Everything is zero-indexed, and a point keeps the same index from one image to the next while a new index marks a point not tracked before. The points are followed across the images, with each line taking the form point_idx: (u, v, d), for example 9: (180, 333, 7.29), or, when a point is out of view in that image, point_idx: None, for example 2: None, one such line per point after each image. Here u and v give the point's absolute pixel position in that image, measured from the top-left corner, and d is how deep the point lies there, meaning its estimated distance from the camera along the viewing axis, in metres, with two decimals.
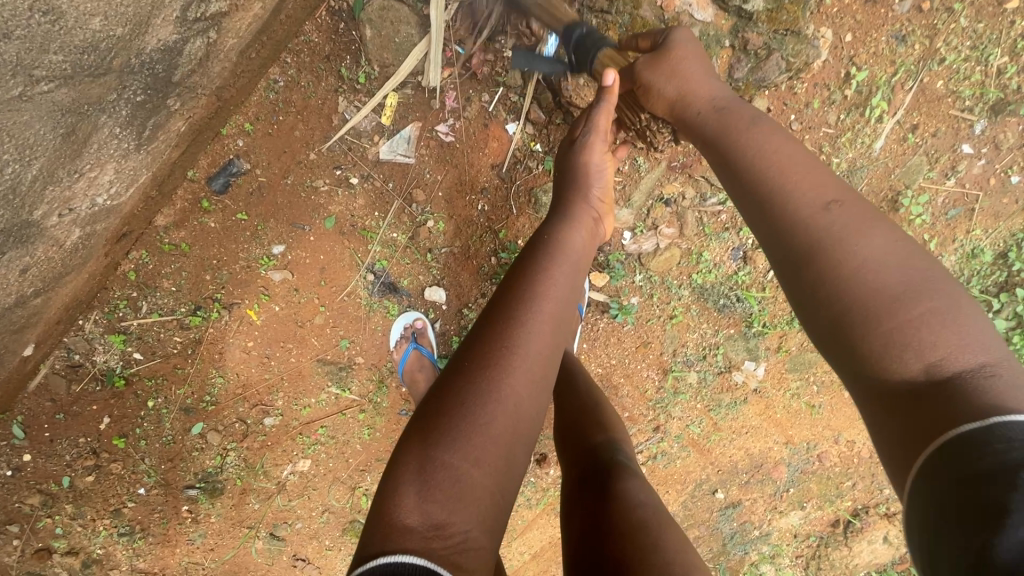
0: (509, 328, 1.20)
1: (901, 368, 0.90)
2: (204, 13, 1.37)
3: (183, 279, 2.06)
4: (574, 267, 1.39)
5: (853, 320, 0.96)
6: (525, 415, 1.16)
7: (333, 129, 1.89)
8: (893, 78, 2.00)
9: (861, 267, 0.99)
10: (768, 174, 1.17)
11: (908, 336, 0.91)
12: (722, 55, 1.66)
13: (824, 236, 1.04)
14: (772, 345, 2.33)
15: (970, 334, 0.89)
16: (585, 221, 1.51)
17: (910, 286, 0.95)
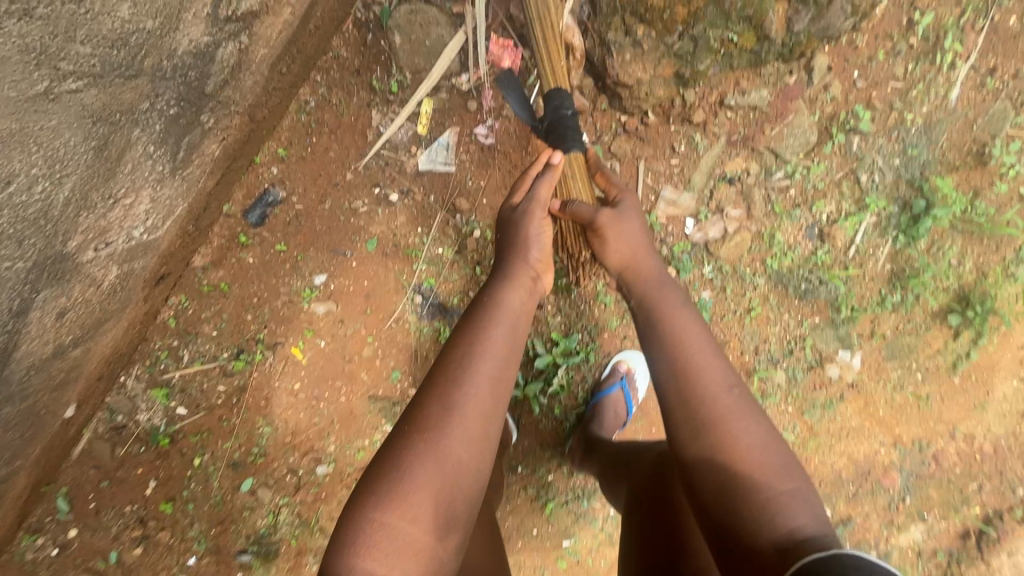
0: (445, 402, 1.09)
1: (759, 534, 1.01)
2: (235, 12, 1.13)
3: (225, 322, 1.96)
4: (512, 322, 1.23)
5: (726, 485, 1.07)
6: (455, 484, 1.05)
7: (368, 145, 1.81)
8: (961, 19, 1.83)
9: (735, 455, 1.09)
10: (678, 351, 1.21)
11: (754, 506, 1.04)
12: (779, 9, 1.51)
13: (711, 421, 1.13)
14: (865, 331, 2.13)
15: (797, 507, 1.03)
16: (524, 281, 1.32)
17: (765, 463, 1.08)
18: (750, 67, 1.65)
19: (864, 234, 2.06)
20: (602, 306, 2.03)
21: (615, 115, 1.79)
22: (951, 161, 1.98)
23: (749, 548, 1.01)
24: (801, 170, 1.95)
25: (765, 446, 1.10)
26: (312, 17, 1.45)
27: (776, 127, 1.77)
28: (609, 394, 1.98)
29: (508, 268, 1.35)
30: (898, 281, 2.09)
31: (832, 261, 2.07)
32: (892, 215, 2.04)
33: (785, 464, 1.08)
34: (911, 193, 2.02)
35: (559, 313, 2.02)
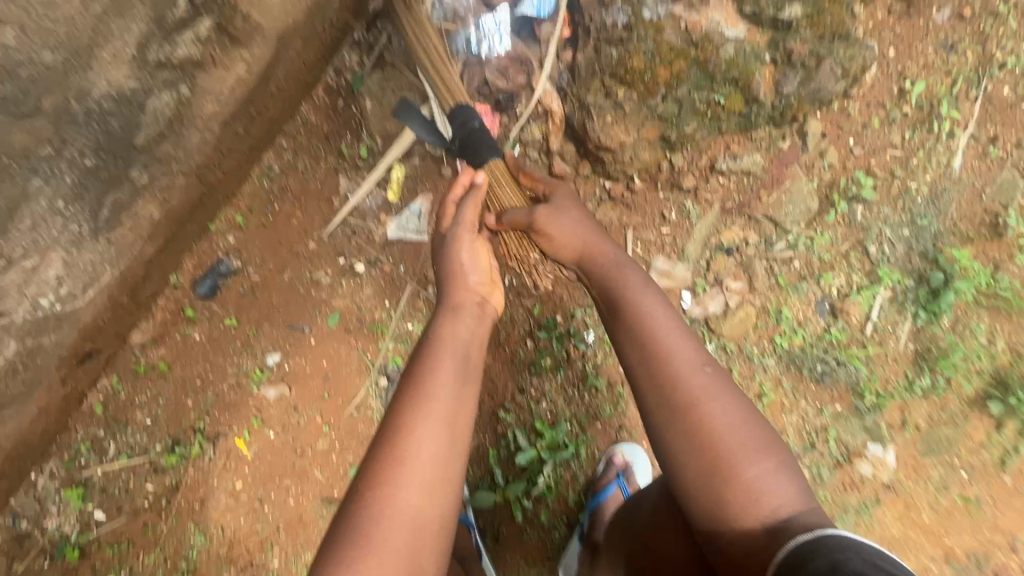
0: (383, 459, 0.82)
1: (747, 520, 0.88)
2: (167, 58, 1.02)
3: (161, 408, 1.71)
4: (473, 351, 0.97)
5: (711, 483, 0.91)
6: (421, 552, 0.78)
7: (334, 212, 1.68)
8: (954, 88, 1.77)
9: (721, 451, 0.91)
10: (646, 346, 0.99)
11: (746, 501, 0.89)
12: (764, 72, 1.45)
13: (685, 410, 0.94)
14: (895, 421, 1.86)
15: (782, 487, 0.90)
16: (473, 306, 1.05)
17: (750, 444, 0.92)
18: (741, 132, 1.56)
19: (879, 310, 1.87)
20: (593, 391, 1.77)
21: (599, 181, 1.66)
22: (964, 232, 1.84)
23: (744, 546, 0.88)
24: (804, 240, 1.80)
25: (743, 424, 0.93)
26: (273, 77, 1.38)
27: (773, 194, 1.65)
28: (607, 495, 1.65)
29: (446, 298, 1.06)
30: (924, 362, 1.87)
31: (848, 339, 1.86)
32: (909, 288, 1.86)
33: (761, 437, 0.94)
34: (926, 265, 1.85)
35: (544, 399, 1.77)
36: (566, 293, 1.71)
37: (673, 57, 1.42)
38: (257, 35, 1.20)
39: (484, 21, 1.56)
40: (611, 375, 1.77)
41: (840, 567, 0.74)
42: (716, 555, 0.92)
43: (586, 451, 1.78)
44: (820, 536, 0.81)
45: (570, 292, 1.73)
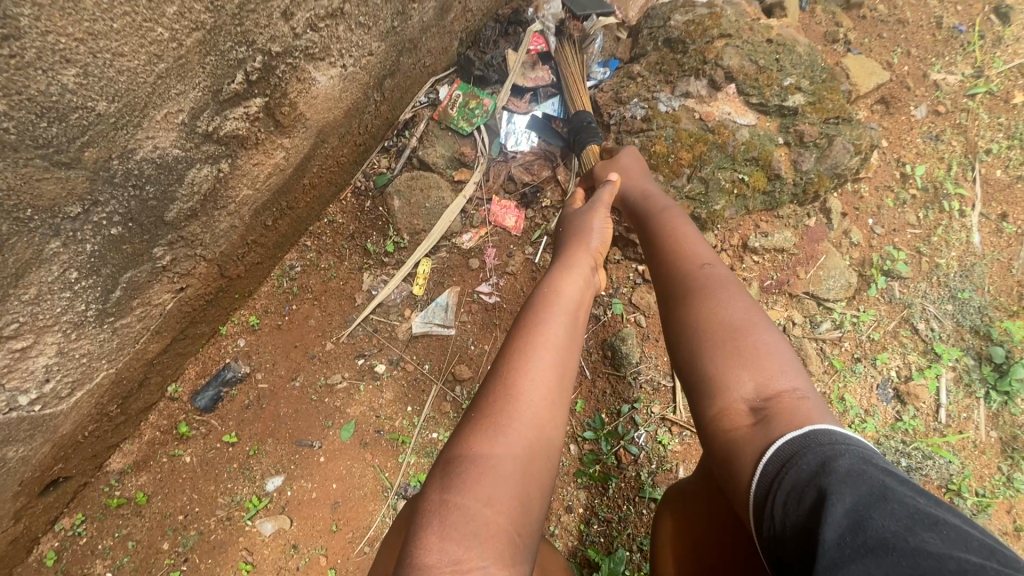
0: (497, 388, 0.82)
1: (729, 398, 0.76)
2: (215, 130, 1.02)
3: (127, 556, 1.38)
4: (572, 313, 0.96)
5: (696, 360, 0.83)
6: (530, 493, 0.74)
7: (356, 310, 1.59)
8: (950, 172, 1.88)
9: (713, 324, 0.84)
10: (661, 257, 1.05)
11: (733, 379, 0.78)
12: (780, 153, 1.52)
13: (684, 295, 0.93)
14: (1009, 526, 1.58)
15: (782, 372, 0.77)
16: (582, 266, 1.09)
17: (748, 324, 0.83)
18: (767, 210, 1.58)
19: (948, 393, 1.70)
20: (652, 507, 1.47)
21: (631, 265, 1.65)
22: (1007, 305, 1.77)
23: (731, 437, 0.74)
24: (849, 319, 1.71)
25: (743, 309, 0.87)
26: (307, 170, 1.40)
27: (810, 269, 1.61)
28: None
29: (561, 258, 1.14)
30: (1016, 451, 1.65)
31: (925, 428, 1.66)
32: (971, 367, 1.73)
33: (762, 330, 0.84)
34: (980, 341, 1.75)
35: (595, 519, 1.48)
36: (608, 385, 1.56)
37: (692, 141, 1.49)
38: (299, 124, 1.24)
39: (514, 121, 1.75)
40: (671, 485, 1.48)
41: (829, 464, 0.61)
42: (714, 462, 0.77)
43: None
44: (805, 429, 0.68)
45: (612, 385, 1.57)
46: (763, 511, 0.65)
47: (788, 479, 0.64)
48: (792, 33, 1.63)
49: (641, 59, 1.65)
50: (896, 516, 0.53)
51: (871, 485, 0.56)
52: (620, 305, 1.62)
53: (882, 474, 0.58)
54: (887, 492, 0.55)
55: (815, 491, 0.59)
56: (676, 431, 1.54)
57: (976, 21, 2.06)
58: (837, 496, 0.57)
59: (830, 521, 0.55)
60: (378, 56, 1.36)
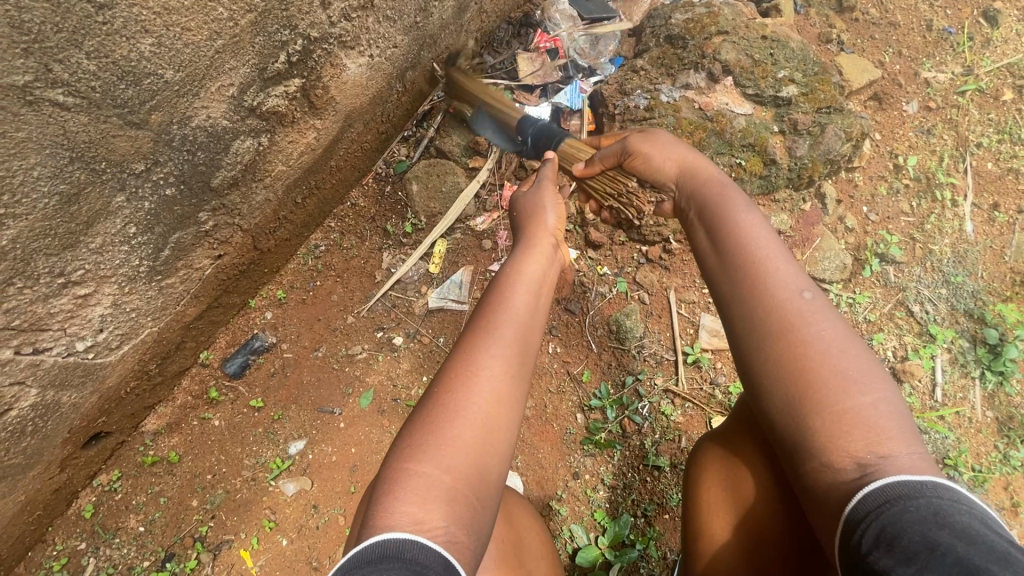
0: (459, 367, 0.90)
1: (838, 455, 0.72)
2: (258, 105, 1.15)
3: (160, 511, 1.46)
4: (535, 294, 1.05)
5: (797, 406, 0.78)
6: (486, 458, 0.84)
7: (375, 286, 1.69)
8: (942, 163, 1.96)
9: (813, 371, 0.77)
10: (737, 269, 0.92)
11: (843, 434, 0.73)
12: (776, 140, 1.62)
13: (776, 329, 0.83)
14: (1005, 500, 1.62)
15: (896, 425, 0.73)
16: (545, 246, 1.16)
17: (857, 371, 0.77)
18: (764, 194, 1.68)
19: (943, 373, 1.75)
20: (656, 475, 1.54)
21: (635, 247, 1.75)
22: (1000, 291, 1.83)
23: (834, 487, 0.72)
24: (846, 300, 1.78)
25: (845, 349, 0.79)
26: (334, 153, 1.52)
27: (807, 251, 1.71)
28: None
29: (524, 237, 1.20)
30: (1011, 429, 1.70)
31: (921, 406, 1.72)
32: (966, 349, 1.78)
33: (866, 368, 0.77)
34: (974, 324, 1.80)
35: (601, 485, 1.55)
36: (613, 358, 1.64)
37: (693, 128, 1.59)
38: (330, 107, 1.36)
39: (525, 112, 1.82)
40: (673, 454, 1.55)
41: (942, 515, 0.60)
42: (801, 480, 0.78)
43: (656, 552, 1.48)
44: (923, 478, 0.65)
45: (617, 358, 1.65)
46: (852, 532, 0.67)
47: (887, 514, 0.64)
48: (786, 31, 1.74)
49: (644, 54, 1.77)
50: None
51: (993, 547, 0.56)
52: (625, 283, 1.71)
53: (1007, 542, 0.57)
54: (1012, 558, 0.54)
55: (923, 539, 0.59)
56: (679, 403, 1.61)
57: (965, 24, 2.16)
58: (948, 546, 0.57)
59: (937, 566, 0.56)
60: (402, 48, 1.49)
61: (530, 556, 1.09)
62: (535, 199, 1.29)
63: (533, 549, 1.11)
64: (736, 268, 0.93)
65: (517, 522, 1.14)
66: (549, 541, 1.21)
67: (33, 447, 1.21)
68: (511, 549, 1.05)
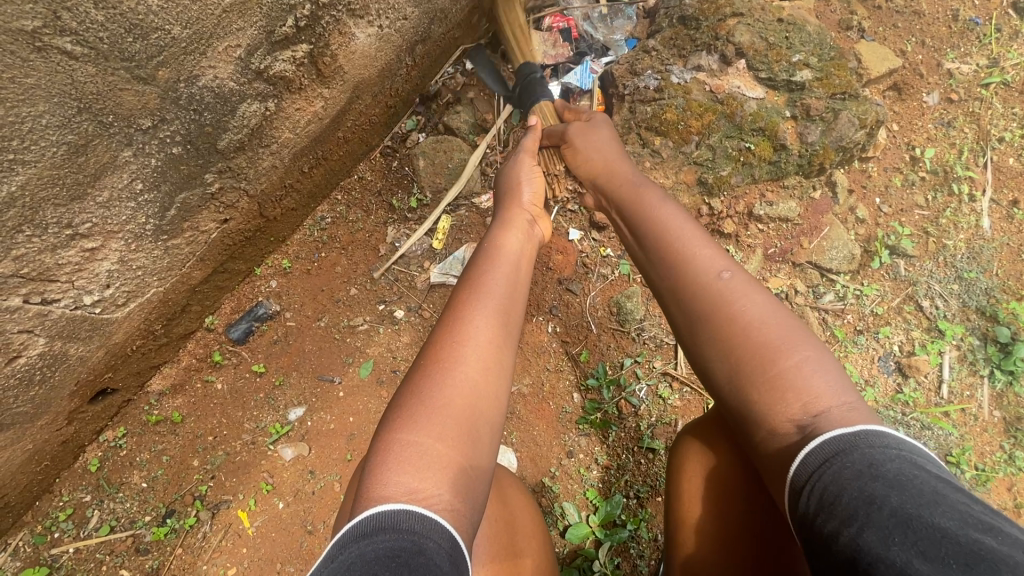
0: (444, 342, 0.92)
1: (778, 422, 0.77)
2: (265, 69, 1.16)
3: (162, 469, 1.50)
4: (516, 270, 1.07)
5: (738, 386, 0.83)
6: (479, 428, 0.86)
7: (379, 260, 1.70)
8: (961, 157, 1.92)
9: (742, 349, 0.84)
10: (671, 262, 0.99)
11: (779, 401, 0.77)
12: (787, 125, 1.60)
13: (708, 315, 0.90)
14: (1007, 500, 1.59)
15: (826, 381, 0.77)
16: (522, 227, 1.21)
17: (784, 337, 0.83)
18: (772, 180, 1.66)
19: (951, 370, 1.71)
20: (651, 457, 1.52)
21: None
22: (1015, 289, 1.78)
23: (780, 452, 0.76)
24: (853, 292, 1.75)
25: (768, 321, 0.85)
26: (341, 124, 1.54)
27: (814, 240, 1.71)
28: None
29: (505, 220, 1.22)
30: (1018, 429, 1.66)
31: (925, 401, 1.69)
32: (976, 347, 1.74)
33: (791, 333, 0.83)
34: (986, 321, 1.75)
35: (595, 465, 1.56)
36: (612, 340, 1.65)
37: (701, 111, 1.57)
38: (337, 76, 1.38)
39: None
40: (669, 438, 1.54)
41: (876, 466, 0.63)
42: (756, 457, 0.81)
43: (647, 534, 1.48)
44: (855, 428, 0.70)
45: (616, 340, 1.65)
46: (800, 494, 0.69)
47: (828, 473, 0.66)
48: (803, 15, 1.71)
49: (656, 35, 1.75)
50: (949, 516, 0.55)
51: (921, 488, 0.59)
52: (627, 266, 1.72)
53: (934, 479, 0.60)
54: (940, 496, 0.57)
55: (862, 493, 0.61)
56: (676, 387, 1.61)
57: (993, 14, 2.10)
58: (882, 496, 0.59)
59: (873, 520, 0.58)
60: (412, 21, 1.50)
61: (525, 534, 1.08)
62: (515, 177, 1.37)
63: (527, 526, 1.10)
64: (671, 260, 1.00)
65: (512, 501, 1.12)
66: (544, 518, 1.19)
67: (40, 395, 1.26)
68: (504, 525, 1.05)
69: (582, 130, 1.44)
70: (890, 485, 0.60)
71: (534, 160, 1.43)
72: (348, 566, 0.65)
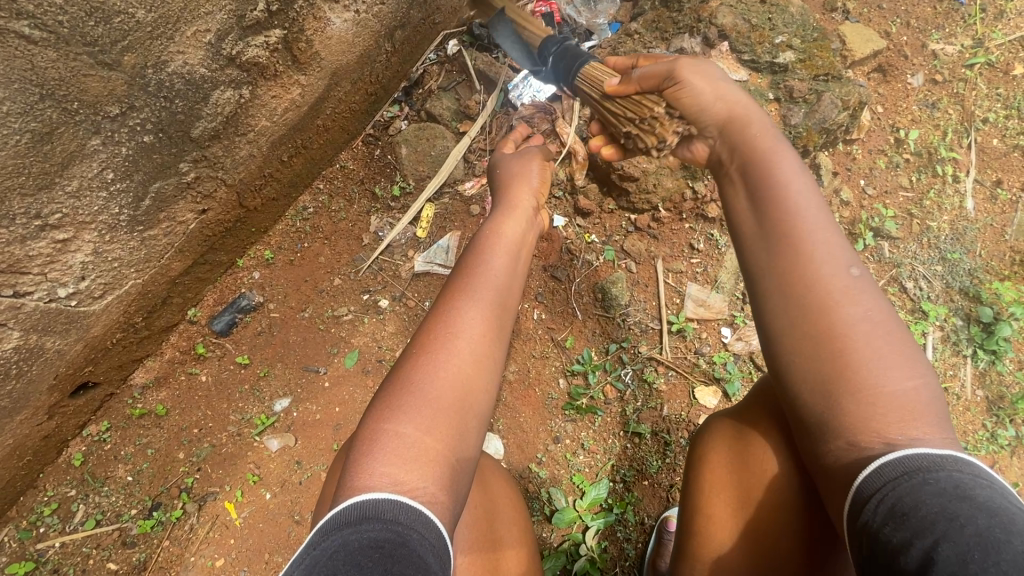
0: (437, 332, 0.90)
1: (864, 435, 0.74)
2: (237, 54, 1.14)
3: (147, 462, 1.49)
4: (510, 258, 1.06)
5: (830, 385, 0.78)
6: (468, 421, 0.86)
7: (363, 249, 1.69)
8: (945, 138, 1.91)
9: (850, 355, 0.77)
10: (781, 234, 0.87)
11: (876, 415, 0.74)
12: (771, 107, 1.60)
13: (817, 303, 0.81)
14: None
15: (928, 406, 0.75)
16: (521, 211, 1.17)
17: (896, 353, 0.77)
18: None
19: (934, 351, 1.72)
20: (636, 442, 1.55)
21: (624, 215, 1.74)
22: (997, 270, 1.78)
23: (853, 462, 0.74)
24: None
25: (884, 332, 0.78)
26: (320, 112, 1.53)
27: None
28: None
29: (500, 206, 1.19)
30: (999, 408, 1.68)
31: None
32: (959, 327, 1.75)
33: (903, 349, 0.78)
34: (969, 302, 1.76)
35: (581, 450, 1.55)
36: (598, 326, 1.65)
37: None
38: (314, 62, 1.36)
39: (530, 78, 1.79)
40: (654, 422, 1.56)
41: (963, 488, 0.64)
42: (819, 451, 0.80)
43: (634, 517, 1.50)
44: (943, 452, 0.69)
45: (602, 326, 1.65)
46: (865, 503, 0.70)
47: (905, 486, 0.67)
48: None
49: (640, 17, 1.74)
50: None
51: (1013, 519, 0.59)
52: (612, 252, 1.71)
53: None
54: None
55: (942, 509, 0.62)
56: (662, 371, 1.62)
57: None
58: (967, 516, 0.60)
59: (952, 535, 0.59)
60: (389, 6, 1.48)
61: (505, 521, 1.09)
62: (517, 164, 1.30)
63: (507, 515, 1.10)
64: (780, 237, 0.87)
65: (493, 490, 1.12)
66: (525, 504, 1.20)
67: (17, 388, 1.25)
68: (485, 514, 1.05)
69: (693, 66, 1.11)
70: (982, 511, 0.60)
71: (540, 156, 1.35)
72: (330, 556, 0.65)
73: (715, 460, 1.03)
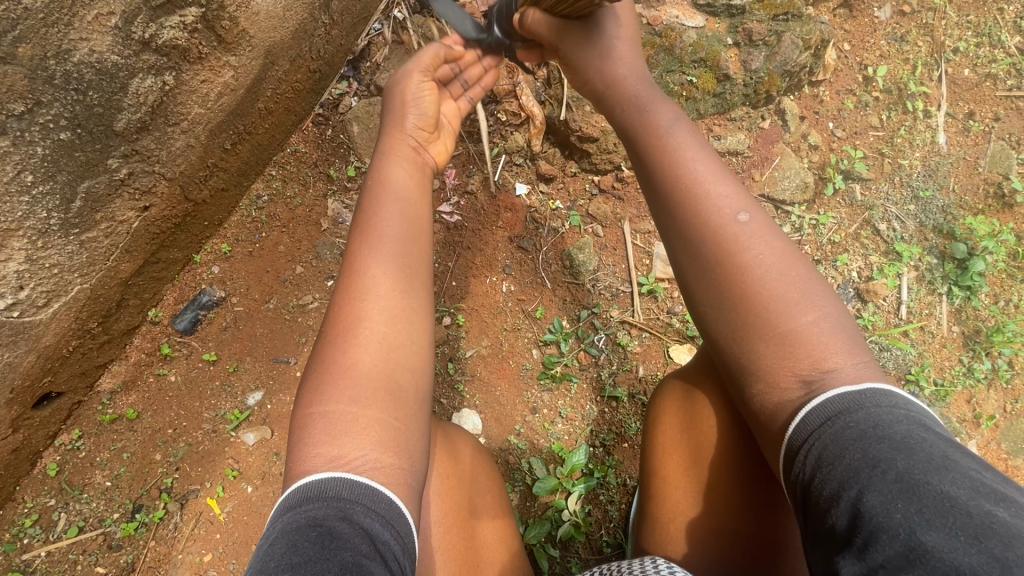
0: (341, 302, 0.87)
1: (784, 378, 0.79)
2: (152, 38, 1.12)
3: (124, 466, 1.48)
4: (408, 203, 0.98)
5: (743, 335, 0.83)
6: (399, 379, 0.84)
7: (322, 235, 1.64)
8: (915, 72, 1.85)
9: (758, 301, 0.82)
10: (681, 201, 0.92)
11: (789, 357, 0.79)
12: (730, 53, 1.57)
13: (718, 261, 0.87)
14: (964, 413, 1.63)
15: (836, 337, 0.79)
16: (405, 153, 1.05)
17: (799, 291, 0.83)
18: (719, 114, 1.63)
19: (909, 291, 1.71)
20: (614, 406, 1.55)
21: (588, 178, 1.71)
22: (971, 205, 1.76)
23: (780, 406, 0.79)
24: (809, 223, 1.72)
25: (783, 273, 0.84)
26: (260, 94, 1.47)
27: (765, 171, 1.67)
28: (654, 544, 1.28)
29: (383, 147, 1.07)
30: (974, 343, 1.68)
31: (884, 324, 1.69)
32: (933, 266, 1.73)
33: (803, 285, 0.83)
34: (943, 240, 1.74)
35: (559, 418, 1.55)
36: (568, 293, 1.62)
37: (640, 45, 1.52)
38: (243, 41, 1.31)
39: None
40: (631, 385, 1.56)
41: (881, 427, 0.68)
42: (749, 403, 0.85)
43: (615, 480, 1.50)
44: (863, 388, 0.74)
45: (573, 293, 1.63)
46: (797, 452, 0.75)
47: (829, 432, 0.72)
48: None
49: None
50: (959, 485, 0.60)
51: (930, 453, 0.63)
52: (578, 217, 1.68)
53: (942, 443, 0.65)
54: (948, 461, 0.62)
55: (862, 454, 0.67)
56: (635, 333, 1.61)
57: None
58: (887, 461, 0.64)
59: (876, 484, 0.63)
60: None
61: (479, 489, 1.08)
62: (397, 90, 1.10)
63: (479, 482, 1.09)
64: (674, 200, 0.93)
65: (465, 459, 1.10)
66: (497, 469, 1.18)
67: None
68: (459, 480, 1.04)
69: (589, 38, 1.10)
70: (900, 452, 0.64)
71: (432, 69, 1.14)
72: (272, 541, 0.67)
73: (666, 425, 1.08)
